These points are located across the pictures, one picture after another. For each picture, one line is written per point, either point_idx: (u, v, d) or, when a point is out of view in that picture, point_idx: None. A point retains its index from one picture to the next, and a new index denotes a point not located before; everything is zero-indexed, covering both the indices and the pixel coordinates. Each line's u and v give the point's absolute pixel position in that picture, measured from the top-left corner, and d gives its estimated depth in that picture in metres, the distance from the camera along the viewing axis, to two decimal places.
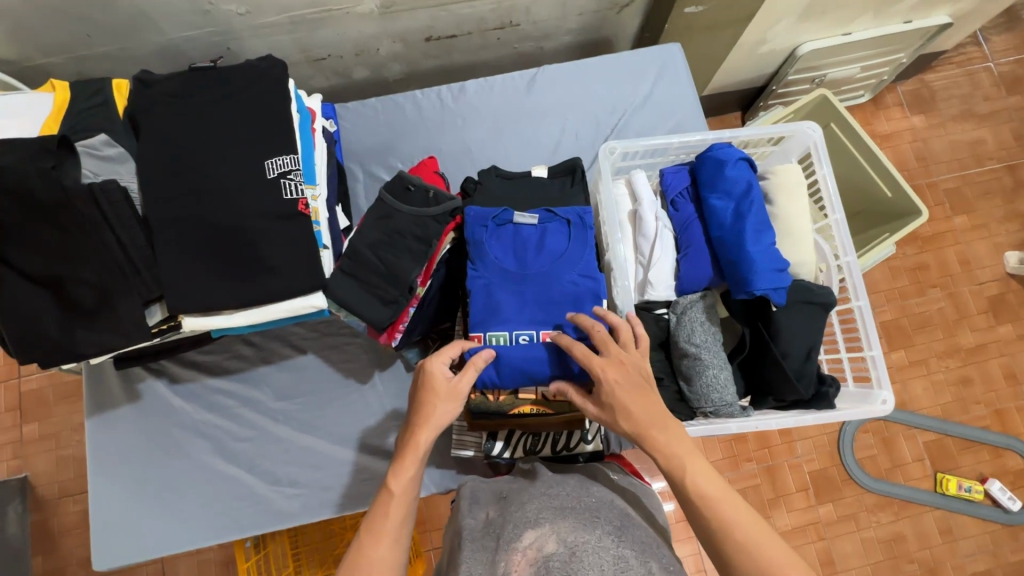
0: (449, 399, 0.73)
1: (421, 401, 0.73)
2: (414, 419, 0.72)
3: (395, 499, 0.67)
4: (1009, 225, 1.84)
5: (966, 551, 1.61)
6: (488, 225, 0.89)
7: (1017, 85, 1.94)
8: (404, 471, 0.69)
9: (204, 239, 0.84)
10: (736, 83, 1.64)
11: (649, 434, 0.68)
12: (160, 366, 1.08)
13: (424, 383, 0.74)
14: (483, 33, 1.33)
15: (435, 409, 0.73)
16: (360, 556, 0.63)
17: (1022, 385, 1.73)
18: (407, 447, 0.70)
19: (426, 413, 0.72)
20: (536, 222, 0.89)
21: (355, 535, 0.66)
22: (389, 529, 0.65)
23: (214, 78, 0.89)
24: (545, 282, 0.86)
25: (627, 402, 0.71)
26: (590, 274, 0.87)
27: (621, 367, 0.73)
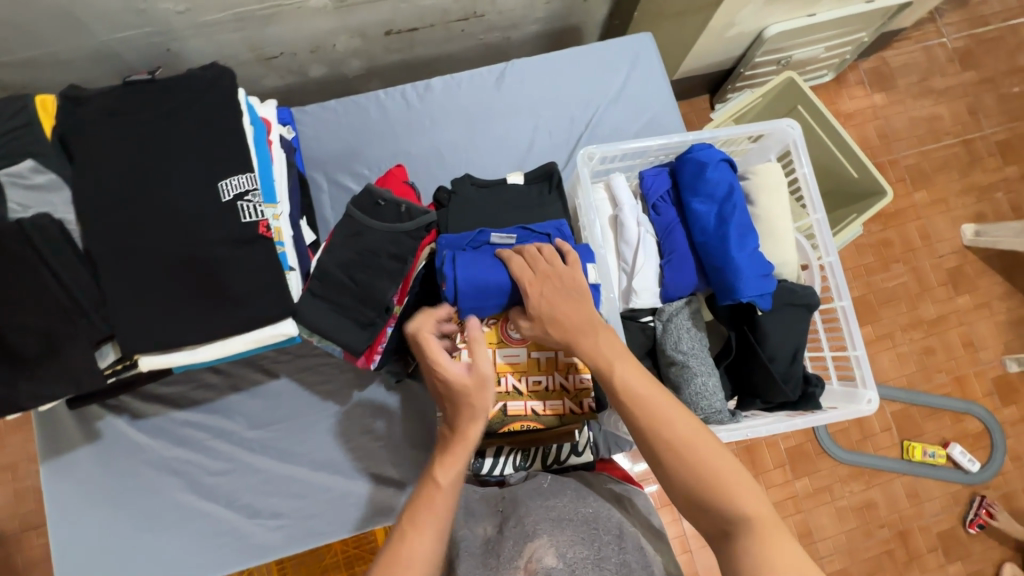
0: (483, 382, 0.65)
1: (450, 398, 0.66)
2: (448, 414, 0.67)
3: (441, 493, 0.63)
4: (966, 198, 1.90)
5: (931, 512, 1.69)
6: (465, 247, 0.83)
7: (971, 60, 1.98)
8: (451, 463, 0.64)
9: (157, 272, 0.77)
10: (704, 66, 1.62)
11: (576, 342, 0.70)
12: (119, 402, 1.00)
13: (447, 382, 0.66)
14: (447, 24, 1.27)
15: (466, 398, 0.65)
16: (399, 548, 0.60)
17: (979, 352, 1.81)
18: (456, 440, 0.65)
19: (456, 407, 0.66)
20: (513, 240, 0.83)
21: (396, 524, 0.63)
22: (431, 523, 0.62)
23: (154, 90, 0.81)
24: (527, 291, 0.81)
25: (562, 312, 0.71)
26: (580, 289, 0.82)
27: (547, 280, 0.74)
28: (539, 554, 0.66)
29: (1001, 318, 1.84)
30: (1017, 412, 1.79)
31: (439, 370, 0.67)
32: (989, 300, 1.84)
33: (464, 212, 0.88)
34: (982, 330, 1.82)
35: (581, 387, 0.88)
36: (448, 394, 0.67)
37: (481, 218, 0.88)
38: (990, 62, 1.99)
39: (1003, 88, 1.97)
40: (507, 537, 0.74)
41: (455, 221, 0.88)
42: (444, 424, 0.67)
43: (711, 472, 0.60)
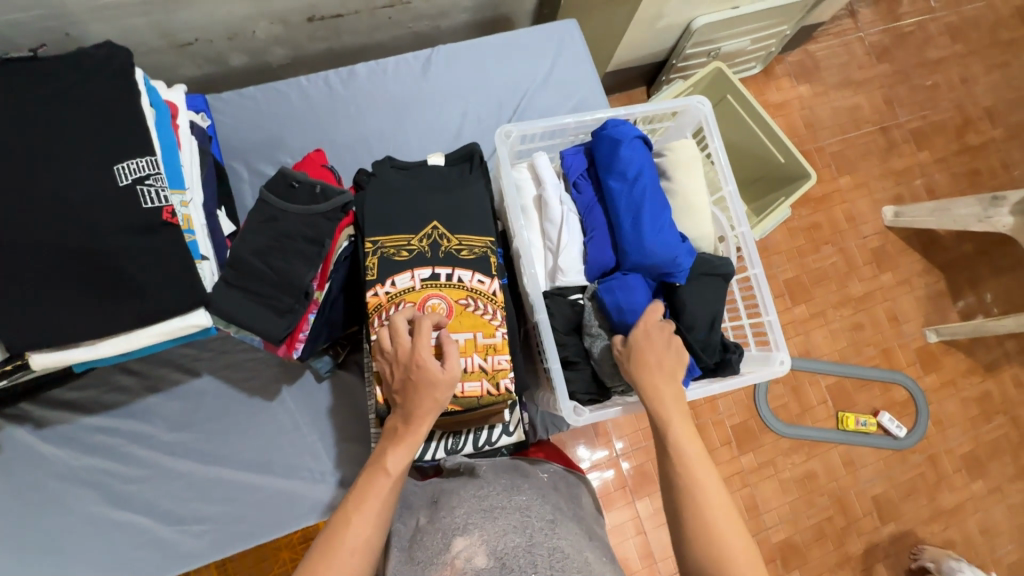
0: (446, 387, 0.69)
1: (421, 394, 0.68)
2: (412, 406, 0.69)
3: (391, 480, 0.67)
4: (885, 182, 2.02)
5: (865, 478, 1.79)
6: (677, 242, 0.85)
7: (885, 54, 2.11)
8: (402, 454, 0.68)
9: (45, 264, 0.72)
10: (637, 58, 1.66)
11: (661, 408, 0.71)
12: (21, 410, 0.93)
13: (418, 375, 0.69)
14: (372, 12, 1.24)
15: (436, 399, 0.69)
16: (343, 536, 0.62)
17: (903, 325, 1.93)
18: (404, 432, 0.69)
19: (423, 404, 0.69)
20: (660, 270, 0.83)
21: (337, 510, 0.64)
22: (376, 508, 0.65)
23: (39, 71, 0.76)
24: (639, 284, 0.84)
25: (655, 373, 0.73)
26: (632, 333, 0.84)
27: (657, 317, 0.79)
28: (468, 553, 0.66)
29: (920, 293, 1.96)
30: (938, 380, 1.91)
31: (418, 363, 0.69)
32: (909, 277, 1.97)
33: (383, 192, 0.86)
34: (904, 304, 1.94)
35: (501, 367, 0.82)
36: (417, 386, 0.69)
37: (400, 198, 0.86)
38: (902, 56, 2.12)
39: (914, 79, 2.11)
40: (435, 528, 0.74)
41: (373, 202, 0.85)
42: (403, 415, 0.70)
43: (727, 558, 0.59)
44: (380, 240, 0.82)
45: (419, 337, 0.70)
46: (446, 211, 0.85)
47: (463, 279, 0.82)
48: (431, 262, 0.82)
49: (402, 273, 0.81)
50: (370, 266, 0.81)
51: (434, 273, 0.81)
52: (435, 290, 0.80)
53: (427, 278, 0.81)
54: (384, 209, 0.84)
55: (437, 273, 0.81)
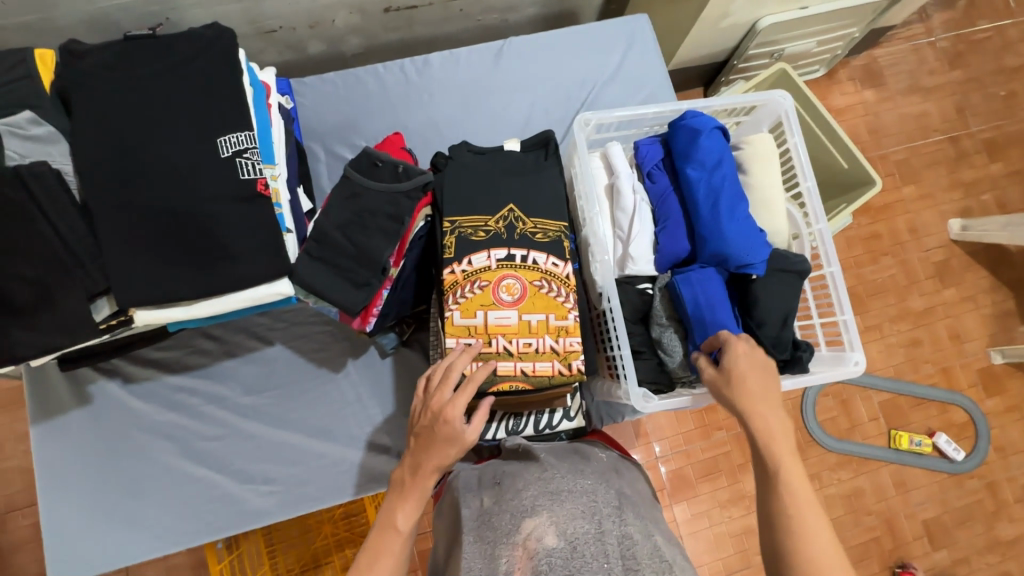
0: (461, 447, 0.71)
1: (436, 449, 0.69)
2: (423, 461, 0.70)
3: (399, 539, 0.66)
4: (952, 194, 1.93)
5: (917, 501, 1.72)
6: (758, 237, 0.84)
7: (959, 60, 2.02)
8: (411, 510, 0.68)
9: (154, 227, 0.77)
10: (699, 57, 1.64)
11: (756, 417, 0.69)
12: (112, 366, 1.00)
13: (435, 429, 0.70)
14: (445, 3, 1.27)
15: (447, 456, 0.70)
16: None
17: (965, 344, 1.84)
18: (414, 488, 0.69)
19: (435, 459, 0.69)
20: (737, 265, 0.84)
21: (353, 565, 0.65)
22: (388, 568, 0.64)
23: (153, 48, 0.82)
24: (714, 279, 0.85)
25: (750, 380, 0.71)
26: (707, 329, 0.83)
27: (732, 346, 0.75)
28: (539, 533, 0.66)
29: (986, 311, 1.87)
30: (1001, 404, 1.82)
31: (438, 418, 0.70)
32: (975, 294, 1.88)
33: (461, 173, 0.88)
34: (968, 322, 1.86)
35: (572, 348, 0.84)
36: (432, 442, 0.70)
37: (477, 178, 0.87)
38: (978, 62, 2.03)
39: (989, 87, 2.01)
40: (503, 509, 0.74)
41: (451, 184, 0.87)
42: (412, 468, 0.70)
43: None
44: (459, 219, 0.84)
45: (449, 396, 0.71)
46: (522, 195, 0.87)
47: (537, 261, 0.84)
48: (508, 242, 0.84)
49: (479, 252, 0.83)
50: (448, 244, 0.84)
51: (510, 254, 0.83)
52: (510, 270, 0.83)
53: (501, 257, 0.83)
54: (459, 189, 0.86)
55: (513, 253, 0.84)
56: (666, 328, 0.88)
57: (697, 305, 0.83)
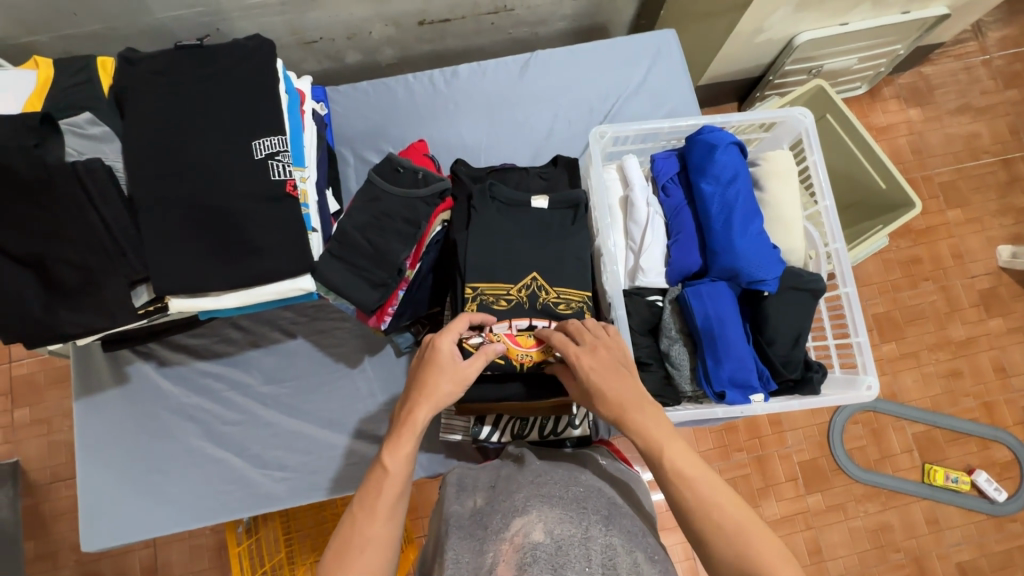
0: (454, 383, 0.72)
1: (425, 382, 0.71)
2: (415, 396, 0.71)
3: (390, 475, 0.65)
4: (1002, 219, 1.84)
5: (950, 541, 1.63)
6: (771, 251, 0.84)
7: (1015, 79, 1.93)
8: (403, 446, 0.67)
9: (191, 221, 0.84)
10: (731, 73, 1.63)
11: (627, 418, 0.68)
12: (149, 349, 1.07)
13: (429, 359, 0.73)
14: (478, 17, 1.32)
15: (438, 387, 0.71)
16: (350, 532, 0.61)
17: (1011, 378, 1.74)
18: (403, 424, 0.68)
19: (429, 391, 0.71)
20: (746, 282, 0.84)
21: (346, 513, 0.64)
22: (380, 505, 0.63)
23: (200, 57, 0.88)
24: (726, 296, 0.84)
25: (610, 389, 0.70)
26: (716, 347, 0.83)
27: (596, 352, 0.74)
28: (527, 530, 0.68)
29: None
30: None
31: (431, 350, 0.74)
32: None
33: (484, 234, 0.87)
34: (1015, 355, 1.76)
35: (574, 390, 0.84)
36: (424, 376, 0.72)
37: (501, 238, 0.87)
38: None
39: None
40: (496, 510, 0.76)
41: (474, 244, 0.87)
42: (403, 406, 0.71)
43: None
44: (482, 286, 0.84)
45: (443, 332, 0.76)
46: (545, 264, 0.87)
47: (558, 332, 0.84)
48: (529, 313, 0.84)
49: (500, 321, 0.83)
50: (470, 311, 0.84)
51: (531, 325, 0.84)
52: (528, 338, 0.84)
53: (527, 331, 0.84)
54: (483, 253, 0.86)
55: (534, 324, 0.84)
56: (675, 342, 0.88)
57: (707, 319, 0.83)
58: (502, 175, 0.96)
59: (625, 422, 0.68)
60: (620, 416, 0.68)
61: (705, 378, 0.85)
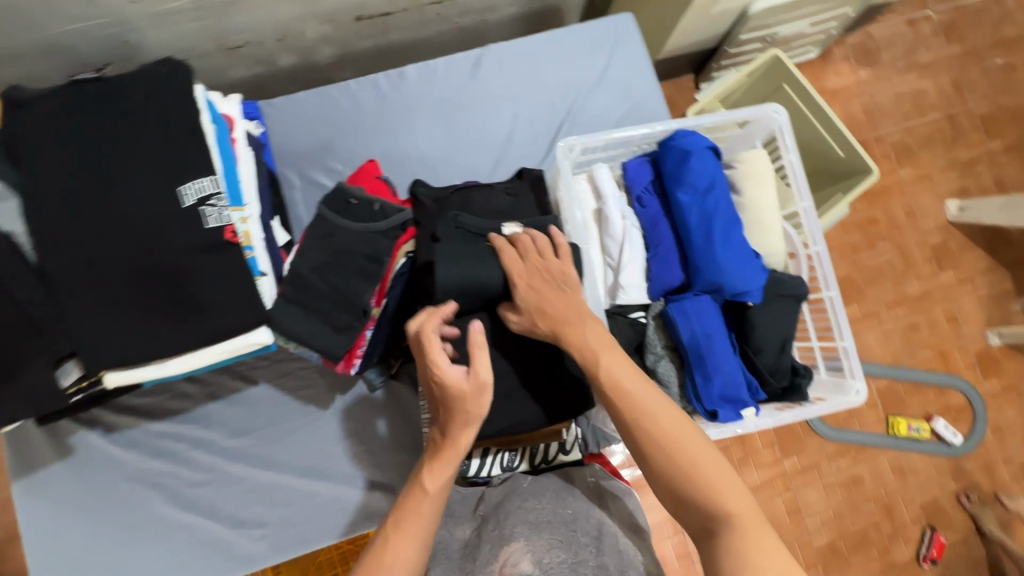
0: (478, 398, 0.69)
1: (453, 407, 0.69)
2: (447, 421, 0.70)
3: (428, 495, 0.68)
4: (950, 174, 1.89)
5: (915, 485, 1.72)
6: (753, 260, 0.81)
7: (956, 33, 1.96)
8: (439, 473, 0.69)
9: (120, 286, 0.73)
10: (687, 46, 1.57)
11: (565, 329, 0.71)
12: (93, 416, 0.97)
13: (445, 389, 0.70)
14: (420, 8, 1.21)
15: (466, 409, 0.69)
16: (381, 551, 0.64)
17: (963, 327, 1.82)
18: (442, 450, 0.70)
19: (456, 415, 0.70)
20: (731, 295, 0.81)
21: (380, 527, 0.67)
22: (413, 527, 0.66)
23: (105, 90, 0.76)
24: (711, 311, 0.81)
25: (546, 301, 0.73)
26: (703, 364, 0.81)
27: (535, 271, 0.74)
28: (514, 560, 0.66)
29: (983, 292, 1.85)
30: (999, 384, 1.81)
31: (438, 369, 0.70)
32: (973, 276, 1.86)
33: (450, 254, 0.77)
34: (966, 305, 1.84)
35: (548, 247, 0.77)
36: (446, 402, 0.70)
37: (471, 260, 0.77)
38: (976, 35, 1.96)
39: (986, 60, 1.96)
40: (485, 542, 0.74)
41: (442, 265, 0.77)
42: (438, 429, 0.71)
43: (707, 481, 0.61)
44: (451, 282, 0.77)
45: (433, 353, 0.70)
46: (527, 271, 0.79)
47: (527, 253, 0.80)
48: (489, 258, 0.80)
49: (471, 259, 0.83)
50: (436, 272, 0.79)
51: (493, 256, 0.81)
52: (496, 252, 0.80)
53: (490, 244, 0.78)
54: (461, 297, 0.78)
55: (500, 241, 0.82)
56: (661, 358, 0.85)
57: (694, 337, 0.80)
58: (466, 196, 0.88)
59: (564, 336, 0.71)
60: (557, 329, 0.72)
61: (696, 396, 0.83)
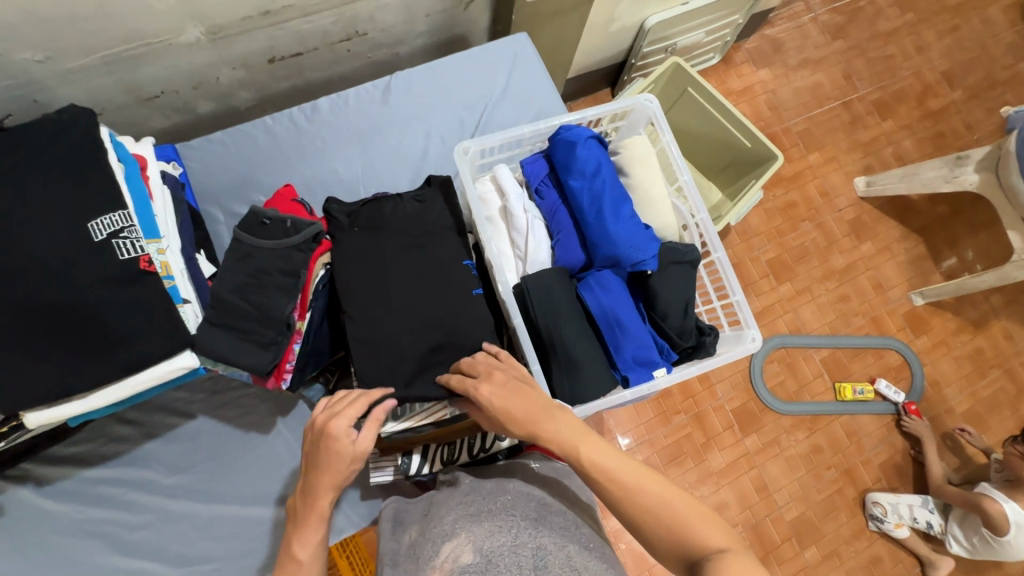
0: (356, 460, 0.69)
1: (324, 471, 0.68)
2: (316, 483, 0.68)
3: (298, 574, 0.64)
4: (853, 154, 2.06)
5: (869, 446, 1.79)
6: (645, 230, 0.89)
7: (839, 31, 2.17)
8: (310, 540, 0.66)
9: (33, 324, 0.74)
10: (598, 61, 1.70)
11: (539, 428, 0.69)
12: (24, 470, 0.95)
13: (327, 447, 0.68)
14: (331, 46, 1.28)
15: (339, 473, 0.68)
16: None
17: (888, 292, 1.95)
18: (309, 513, 0.67)
19: (331, 479, 0.68)
20: (630, 266, 0.88)
21: None
22: None
23: (8, 141, 0.79)
24: (614, 284, 0.88)
25: (510, 406, 0.71)
26: (613, 333, 0.87)
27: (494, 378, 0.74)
28: (455, 553, 0.67)
29: (901, 258, 1.98)
30: (930, 341, 1.92)
31: (322, 429, 0.69)
32: (889, 244, 1.99)
33: (545, 296, 0.85)
34: (888, 272, 1.96)
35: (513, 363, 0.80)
36: (326, 464, 0.68)
37: (555, 301, 0.85)
38: (856, 31, 2.18)
39: (869, 52, 2.17)
40: (427, 538, 0.74)
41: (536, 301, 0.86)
42: (304, 493, 0.69)
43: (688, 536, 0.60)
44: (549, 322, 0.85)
45: (337, 414, 0.70)
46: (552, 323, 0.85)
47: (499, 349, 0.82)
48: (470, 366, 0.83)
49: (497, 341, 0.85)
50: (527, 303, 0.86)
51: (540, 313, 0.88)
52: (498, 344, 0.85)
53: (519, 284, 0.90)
54: (559, 305, 0.85)
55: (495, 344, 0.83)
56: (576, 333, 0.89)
57: (602, 309, 0.87)
58: (376, 207, 0.93)
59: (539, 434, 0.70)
60: (531, 432, 0.70)
61: (611, 363, 0.88)
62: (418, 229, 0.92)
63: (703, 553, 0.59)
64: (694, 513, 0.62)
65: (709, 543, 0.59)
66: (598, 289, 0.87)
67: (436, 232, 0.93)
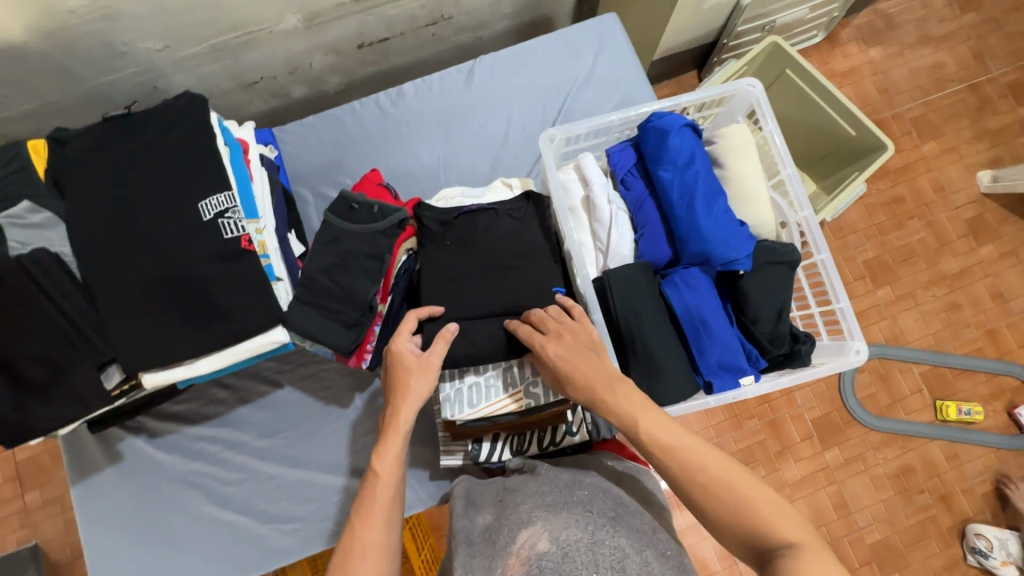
0: (424, 374, 0.77)
1: (399, 384, 0.76)
2: (396, 399, 0.76)
3: (381, 479, 0.69)
4: (978, 144, 1.81)
5: (973, 473, 1.60)
6: (738, 226, 0.83)
7: (971, 3, 1.90)
8: (390, 450, 0.71)
9: (153, 294, 0.82)
10: (685, 43, 1.60)
11: (598, 397, 0.70)
12: (138, 423, 1.06)
13: (396, 364, 0.78)
14: (416, 31, 1.28)
15: (411, 385, 0.76)
16: (350, 542, 0.64)
17: (1010, 302, 1.71)
18: (390, 426, 0.73)
19: (405, 391, 0.76)
20: (720, 266, 0.82)
21: (346, 526, 0.66)
22: (374, 509, 0.66)
23: (133, 126, 0.86)
24: (702, 284, 0.83)
25: (580, 368, 0.73)
26: (699, 334, 0.83)
27: (562, 339, 0.76)
28: (532, 541, 0.66)
29: None
30: None
31: (392, 353, 0.79)
32: (1015, 248, 1.75)
33: (627, 293, 0.82)
34: (1011, 279, 1.73)
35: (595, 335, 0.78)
36: (402, 380, 0.76)
37: (638, 297, 0.82)
38: (992, 2, 1.90)
39: (1007, 26, 1.89)
40: (502, 525, 0.74)
41: (618, 298, 0.82)
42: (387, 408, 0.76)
43: (757, 519, 0.57)
44: (630, 320, 0.82)
45: (396, 336, 0.81)
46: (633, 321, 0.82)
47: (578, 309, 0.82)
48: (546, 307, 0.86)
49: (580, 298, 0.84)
50: (608, 301, 0.83)
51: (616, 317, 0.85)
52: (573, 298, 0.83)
53: (598, 279, 0.87)
54: (642, 302, 0.82)
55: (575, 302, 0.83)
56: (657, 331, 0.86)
57: (687, 309, 0.83)
58: (470, 220, 0.92)
59: (604, 398, 0.69)
60: (597, 393, 0.70)
61: (693, 366, 0.84)
62: (512, 247, 0.90)
63: (769, 545, 0.56)
64: (766, 498, 0.58)
65: (776, 536, 0.56)
66: (683, 287, 0.83)
67: (528, 252, 0.90)
